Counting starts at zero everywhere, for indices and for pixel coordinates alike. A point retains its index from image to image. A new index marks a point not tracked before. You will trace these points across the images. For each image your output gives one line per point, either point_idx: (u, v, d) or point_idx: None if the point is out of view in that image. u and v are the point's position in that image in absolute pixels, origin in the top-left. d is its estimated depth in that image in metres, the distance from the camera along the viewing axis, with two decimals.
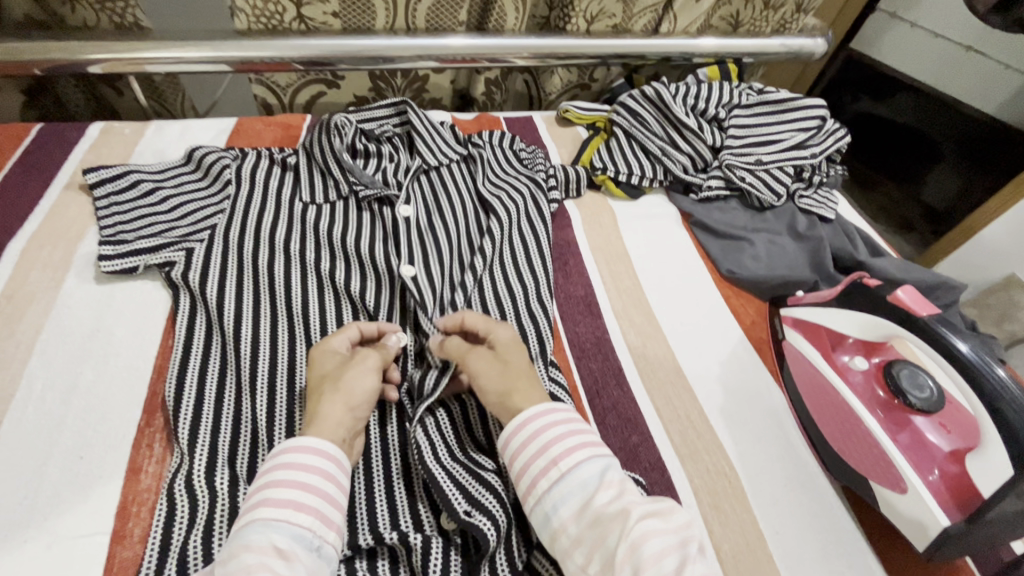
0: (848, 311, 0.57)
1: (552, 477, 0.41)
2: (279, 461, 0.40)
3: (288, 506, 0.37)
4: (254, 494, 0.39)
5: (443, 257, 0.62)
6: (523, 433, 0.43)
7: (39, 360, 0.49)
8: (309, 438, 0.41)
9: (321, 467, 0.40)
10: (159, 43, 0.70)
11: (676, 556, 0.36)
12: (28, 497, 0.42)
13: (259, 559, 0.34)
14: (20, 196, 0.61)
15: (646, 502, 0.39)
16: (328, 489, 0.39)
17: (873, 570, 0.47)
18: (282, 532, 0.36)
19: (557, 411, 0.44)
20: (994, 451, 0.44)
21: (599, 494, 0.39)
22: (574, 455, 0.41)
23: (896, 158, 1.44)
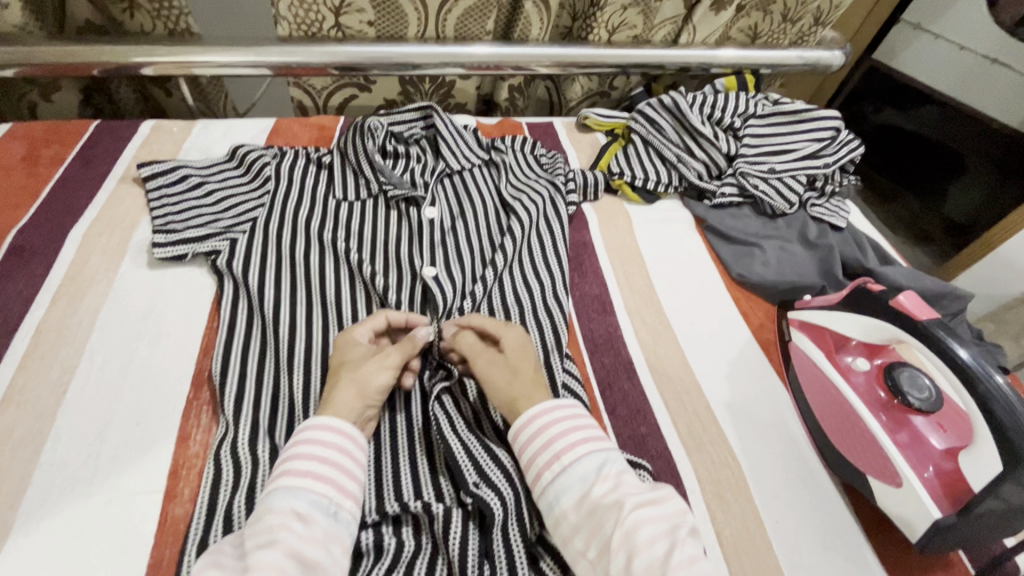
0: (853, 315, 0.58)
1: (554, 469, 0.44)
2: (300, 437, 0.44)
3: (308, 475, 0.41)
4: (277, 467, 0.42)
5: (466, 254, 0.66)
6: (530, 429, 0.46)
7: (99, 336, 0.54)
8: (325, 417, 0.45)
9: (337, 442, 0.43)
10: (207, 48, 0.75)
11: (666, 542, 0.39)
12: (91, 457, 0.47)
13: (281, 520, 0.38)
14: (79, 188, 0.67)
15: (641, 493, 0.42)
16: (343, 461, 0.43)
17: (869, 561, 0.50)
18: (302, 498, 0.40)
19: (560, 408, 0.47)
20: (985, 450, 0.46)
21: (596, 486, 0.42)
22: (575, 450, 0.44)
23: (916, 171, 1.44)
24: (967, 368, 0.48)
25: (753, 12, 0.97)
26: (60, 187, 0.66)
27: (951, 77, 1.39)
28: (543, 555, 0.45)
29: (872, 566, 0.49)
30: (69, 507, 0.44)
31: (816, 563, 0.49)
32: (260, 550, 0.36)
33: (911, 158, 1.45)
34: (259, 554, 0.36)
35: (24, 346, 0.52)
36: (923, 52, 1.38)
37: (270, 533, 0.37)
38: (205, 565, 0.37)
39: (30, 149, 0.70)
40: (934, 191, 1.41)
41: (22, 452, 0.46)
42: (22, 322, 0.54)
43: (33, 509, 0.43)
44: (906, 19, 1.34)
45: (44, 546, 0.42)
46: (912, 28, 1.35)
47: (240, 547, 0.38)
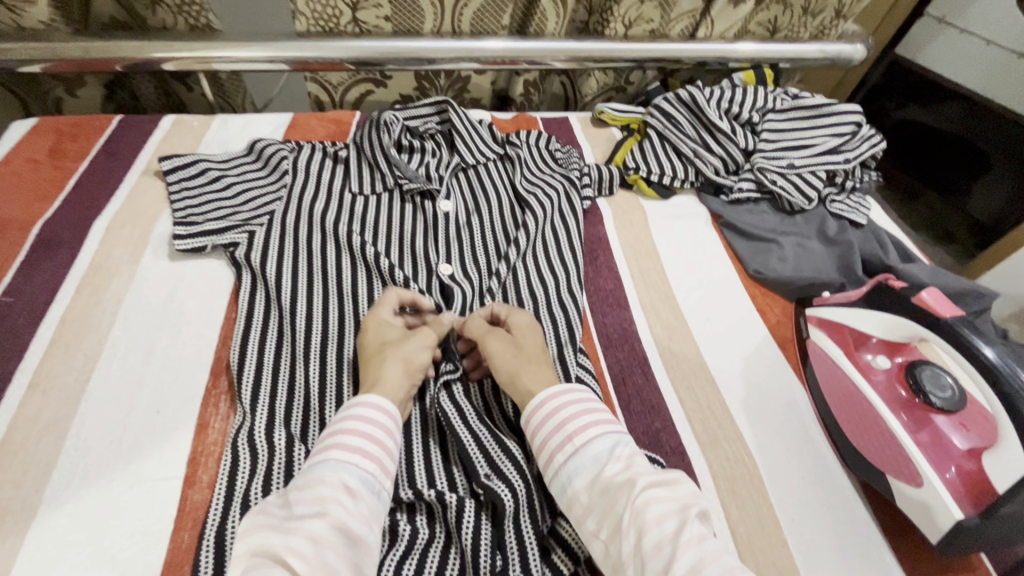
0: (875, 312, 0.57)
1: (566, 450, 0.44)
2: (349, 413, 0.45)
3: (357, 451, 0.42)
4: (322, 439, 0.44)
5: (480, 249, 0.66)
6: (543, 411, 0.46)
7: (122, 325, 0.55)
8: (374, 396, 0.46)
9: (384, 422, 0.45)
10: (225, 43, 0.76)
11: (677, 520, 0.39)
12: (113, 443, 0.48)
13: (332, 491, 0.39)
14: (102, 181, 0.68)
15: (651, 474, 0.42)
16: (389, 443, 0.44)
17: (887, 561, 0.49)
18: (351, 472, 0.41)
19: (571, 392, 0.47)
20: (1010, 447, 0.45)
21: (608, 466, 0.42)
22: (588, 431, 0.45)
23: (940, 171, 1.43)
24: (992, 366, 0.47)
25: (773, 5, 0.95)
26: (85, 180, 0.68)
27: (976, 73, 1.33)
28: (553, 547, 0.45)
29: (890, 567, 0.49)
30: (92, 491, 0.45)
31: (833, 562, 0.48)
32: (308, 519, 0.38)
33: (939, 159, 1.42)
34: (311, 524, 0.37)
35: (49, 334, 0.53)
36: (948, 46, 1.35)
37: (321, 502, 0.38)
38: (252, 528, 0.38)
39: (56, 143, 0.71)
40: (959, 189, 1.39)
41: (48, 436, 0.47)
42: (48, 310, 0.55)
43: (57, 492, 0.45)
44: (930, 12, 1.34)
45: (68, 528, 0.43)
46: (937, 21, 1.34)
47: (287, 511, 0.39)
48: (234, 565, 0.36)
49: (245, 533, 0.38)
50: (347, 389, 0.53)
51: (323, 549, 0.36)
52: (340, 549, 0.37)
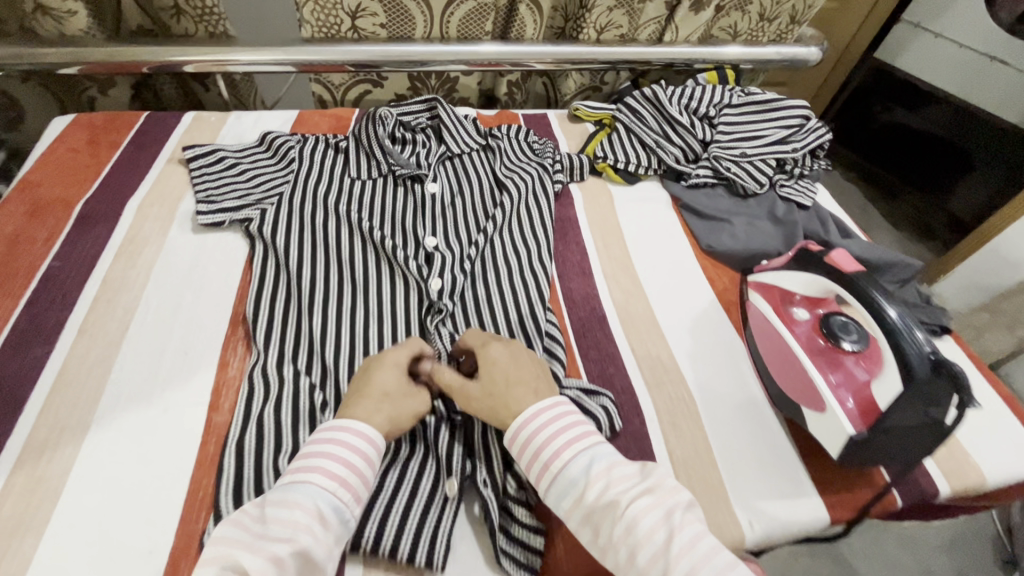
0: (799, 273, 0.65)
1: (548, 477, 0.48)
2: (336, 437, 0.46)
3: (337, 480, 0.44)
4: (303, 457, 0.45)
5: (462, 224, 0.76)
6: (517, 442, 0.49)
7: (153, 285, 0.65)
8: (358, 425, 0.47)
9: (366, 452, 0.46)
10: (239, 48, 0.86)
11: (664, 530, 0.42)
12: (148, 377, 0.57)
13: (306, 518, 0.41)
14: (134, 167, 0.78)
15: (630, 488, 0.45)
16: (366, 473, 0.46)
17: (801, 479, 0.58)
18: (326, 501, 0.43)
19: (536, 416, 0.49)
20: (891, 374, 0.54)
21: (588, 489, 0.45)
22: (563, 456, 0.47)
23: (933, 172, 1.71)
24: (894, 327, 0.55)
25: (733, 11, 1.05)
26: (118, 167, 0.78)
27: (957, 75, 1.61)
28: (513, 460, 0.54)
29: (804, 483, 0.58)
30: (133, 414, 0.54)
31: (755, 478, 0.58)
32: (277, 542, 0.40)
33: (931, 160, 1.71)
34: (278, 547, 0.39)
35: (94, 291, 0.63)
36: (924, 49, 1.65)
37: (293, 529, 0.40)
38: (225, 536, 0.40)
39: (93, 135, 0.81)
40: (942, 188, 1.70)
41: (95, 371, 0.57)
42: (92, 272, 0.65)
43: (105, 414, 0.54)
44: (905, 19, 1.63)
45: (114, 440, 0.53)
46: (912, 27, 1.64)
47: (261, 529, 0.41)
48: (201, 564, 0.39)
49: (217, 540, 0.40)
50: (343, 336, 0.62)
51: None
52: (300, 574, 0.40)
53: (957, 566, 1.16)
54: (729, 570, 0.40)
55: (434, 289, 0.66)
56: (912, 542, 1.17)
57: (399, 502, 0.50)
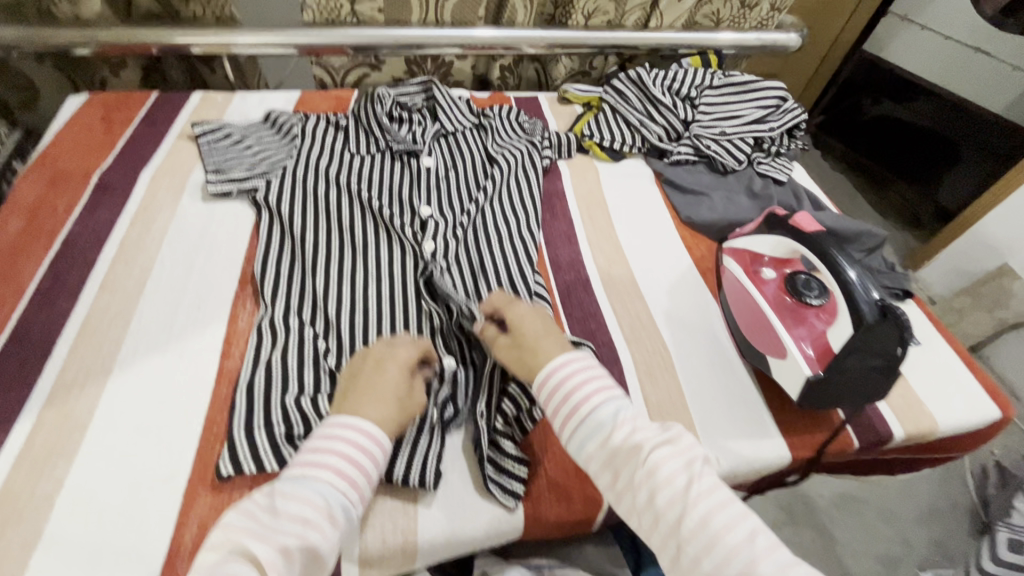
0: (769, 237, 0.71)
1: (575, 420, 0.51)
2: (348, 437, 0.48)
3: (346, 479, 0.46)
4: (314, 453, 0.48)
5: (455, 195, 0.80)
6: (549, 386, 0.53)
7: (167, 248, 0.70)
8: (368, 426, 0.49)
9: (375, 453, 0.49)
10: (244, 31, 0.90)
11: (684, 475, 0.46)
12: (166, 328, 0.62)
13: (316, 515, 0.44)
14: (146, 142, 0.83)
15: (655, 437, 0.49)
16: (373, 473, 0.49)
17: (765, 422, 0.63)
18: (336, 498, 0.45)
19: (569, 366, 0.53)
20: (844, 325, 0.59)
21: (615, 432, 0.49)
22: (592, 401, 0.51)
23: (919, 164, 1.74)
24: None
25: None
26: (131, 141, 0.83)
27: (939, 69, 1.68)
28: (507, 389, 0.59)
29: (768, 426, 0.63)
30: (152, 359, 0.59)
31: (722, 421, 0.63)
32: (287, 535, 0.42)
33: (920, 151, 1.73)
34: (288, 540, 0.42)
35: (113, 253, 0.68)
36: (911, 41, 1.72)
37: (304, 523, 0.43)
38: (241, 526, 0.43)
39: (106, 113, 0.86)
40: (931, 179, 1.72)
41: (117, 322, 0.62)
42: (110, 236, 0.70)
43: (126, 359, 0.59)
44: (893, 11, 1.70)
45: (136, 382, 0.57)
46: (900, 19, 1.70)
47: (271, 521, 0.43)
48: (211, 549, 0.42)
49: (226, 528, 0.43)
50: (344, 291, 0.67)
51: (291, 565, 0.42)
52: (304, 565, 0.43)
53: (934, 534, 1.21)
54: (740, 517, 0.44)
55: (427, 253, 0.71)
56: (890, 512, 1.22)
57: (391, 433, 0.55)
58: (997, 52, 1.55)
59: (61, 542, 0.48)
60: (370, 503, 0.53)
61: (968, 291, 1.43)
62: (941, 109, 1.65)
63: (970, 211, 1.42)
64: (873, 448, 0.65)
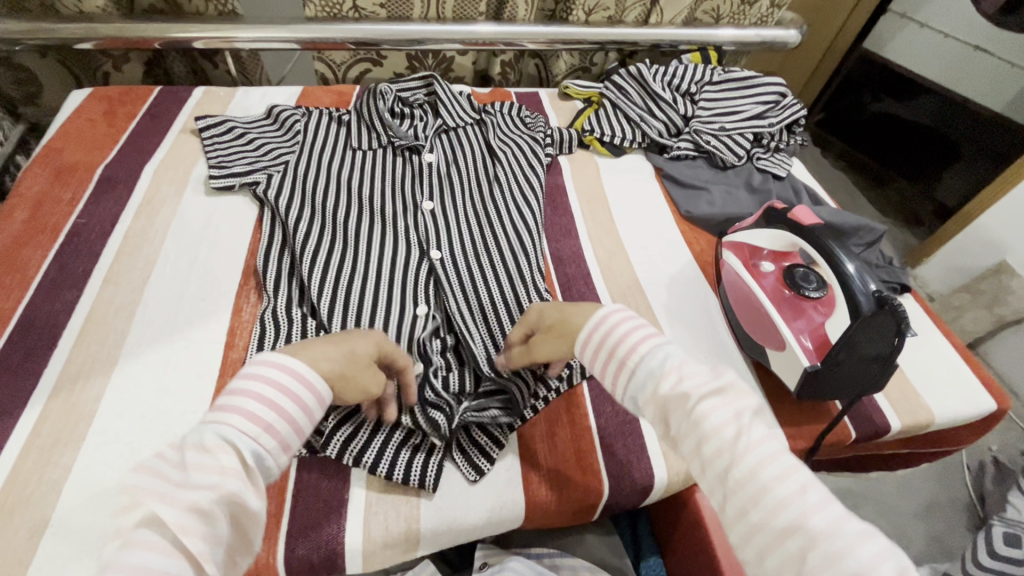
0: (766, 230, 0.71)
1: (624, 370, 0.50)
2: (267, 379, 0.44)
3: (262, 424, 0.42)
4: (224, 399, 0.43)
5: (457, 191, 0.81)
6: (596, 337, 0.52)
7: (171, 241, 0.70)
8: (292, 367, 0.45)
9: (298, 396, 0.45)
10: (246, 26, 0.91)
11: (732, 426, 0.43)
12: (171, 319, 0.63)
13: (228, 463, 0.40)
14: (149, 136, 0.83)
15: (706, 385, 0.46)
16: (295, 418, 0.44)
17: (764, 413, 0.64)
18: (251, 445, 0.41)
19: (618, 318, 0.52)
20: (841, 315, 0.60)
21: (663, 381, 0.47)
22: (640, 351, 0.50)
23: (918, 163, 1.77)
24: (848, 276, 0.60)
25: None
26: (135, 135, 0.83)
27: (940, 65, 1.68)
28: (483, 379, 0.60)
29: (767, 416, 0.64)
30: (157, 349, 0.60)
31: None
32: (199, 489, 0.38)
33: (919, 149, 1.76)
34: (200, 494, 0.38)
35: (118, 245, 0.69)
36: (909, 38, 1.71)
37: (216, 473, 0.39)
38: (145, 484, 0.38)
39: (110, 107, 0.86)
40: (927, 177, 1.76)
41: (121, 313, 0.62)
42: (114, 228, 0.70)
43: (131, 350, 0.60)
44: (892, 10, 1.69)
45: (141, 372, 0.58)
46: (900, 17, 1.69)
47: (180, 477, 0.39)
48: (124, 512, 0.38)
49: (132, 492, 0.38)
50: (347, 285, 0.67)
51: (212, 520, 0.38)
52: (228, 517, 0.39)
53: (933, 529, 1.21)
54: (792, 469, 0.41)
55: (434, 259, 0.70)
56: (887, 506, 1.23)
57: (392, 443, 0.55)
58: (996, 50, 1.55)
59: (68, 528, 0.48)
60: (375, 492, 0.54)
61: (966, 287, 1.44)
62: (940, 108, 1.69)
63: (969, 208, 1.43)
64: (871, 439, 0.66)
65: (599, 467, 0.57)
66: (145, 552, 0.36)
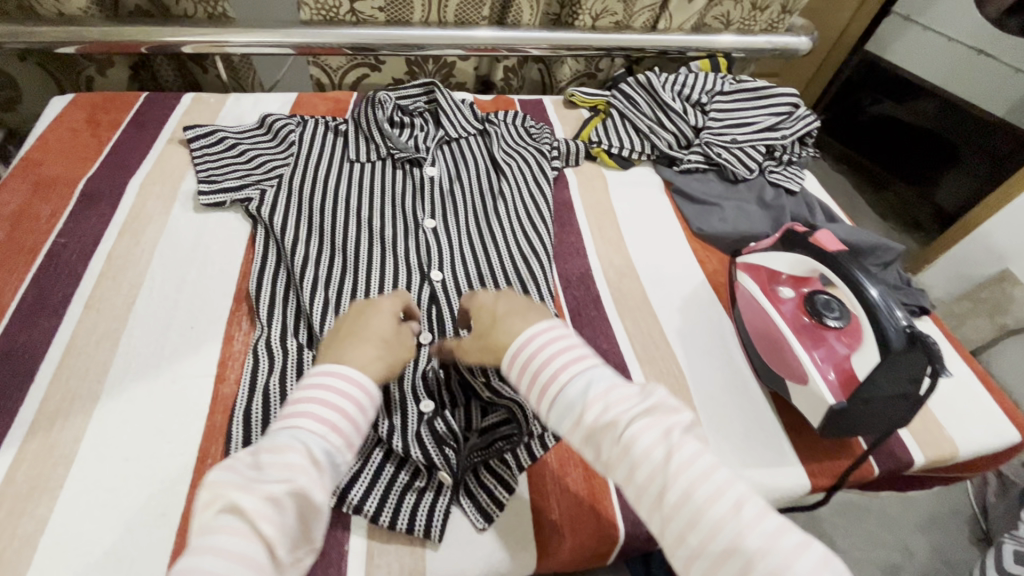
0: (784, 253, 0.68)
1: (546, 400, 0.46)
2: (324, 383, 0.45)
3: (327, 425, 0.42)
4: (289, 406, 0.44)
5: (460, 208, 0.77)
6: (516, 364, 0.47)
7: (158, 262, 0.66)
8: (346, 368, 0.46)
9: (358, 398, 0.45)
10: (238, 30, 0.86)
11: (664, 448, 0.41)
12: (158, 349, 0.59)
13: (300, 460, 0.39)
14: (134, 147, 0.79)
15: (632, 406, 0.43)
16: (358, 418, 0.44)
17: (784, 448, 0.61)
18: (318, 444, 0.41)
19: (536, 339, 0.48)
20: (869, 348, 0.57)
21: (586, 411, 0.43)
22: (562, 379, 0.45)
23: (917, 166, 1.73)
24: (874, 304, 0.57)
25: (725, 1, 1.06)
26: (120, 145, 0.79)
27: (941, 70, 1.68)
28: (491, 410, 0.57)
29: (786, 451, 0.61)
30: (143, 383, 0.56)
31: (740, 447, 0.61)
32: (274, 482, 0.38)
33: (922, 152, 1.71)
34: (275, 486, 0.38)
35: (100, 267, 0.64)
36: (911, 43, 1.69)
37: (288, 472, 0.39)
38: (217, 481, 0.38)
39: (92, 115, 0.82)
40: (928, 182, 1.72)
41: (104, 343, 0.58)
42: (96, 249, 0.66)
43: (114, 384, 0.56)
44: (897, 12, 1.64)
45: (125, 409, 0.54)
46: (903, 19, 1.66)
47: (253, 475, 0.38)
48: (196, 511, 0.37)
49: (209, 485, 0.38)
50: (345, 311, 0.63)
51: (282, 510, 0.38)
52: (298, 510, 0.39)
53: (933, 542, 1.19)
54: (726, 485, 0.40)
55: (436, 282, 0.67)
56: (891, 521, 1.21)
57: (398, 486, 0.52)
58: (1002, 55, 1.55)
59: None
60: (377, 541, 0.50)
61: (970, 296, 1.41)
62: (942, 108, 1.67)
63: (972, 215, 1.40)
64: (892, 473, 0.63)
65: (614, 509, 0.54)
66: (228, 538, 0.36)
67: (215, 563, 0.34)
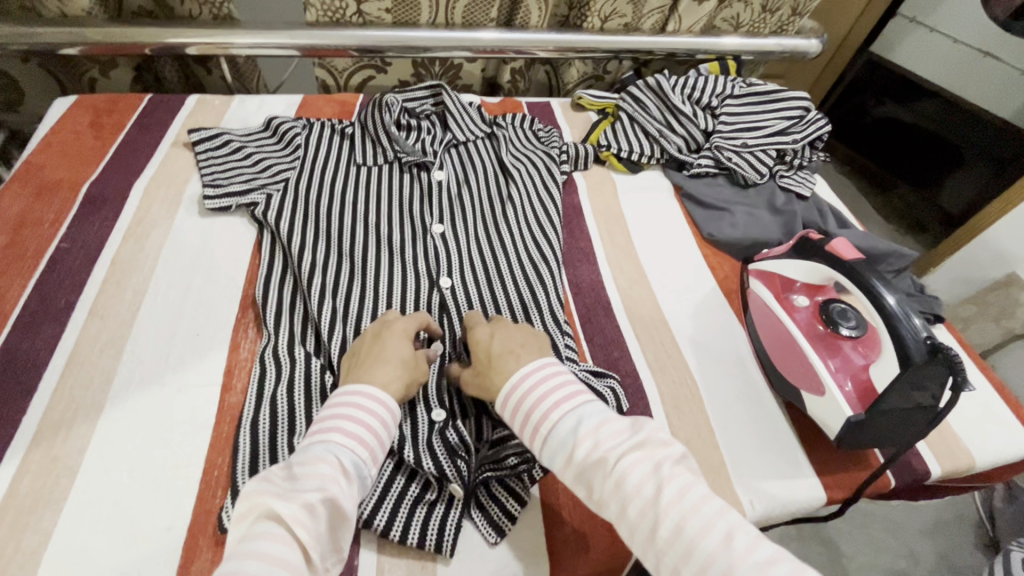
0: (799, 261, 0.67)
1: (539, 438, 0.47)
2: (350, 400, 0.47)
3: (354, 438, 0.45)
4: (318, 422, 0.46)
5: (469, 213, 0.76)
6: (511, 402, 0.49)
7: (163, 268, 0.65)
8: (370, 387, 0.49)
9: (381, 414, 0.47)
10: (243, 31, 0.85)
11: (653, 482, 0.41)
12: (163, 357, 0.58)
13: (331, 470, 0.42)
14: (138, 149, 0.78)
15: (620, 443, 0.44)
16: (382, 433, 0.47)
17: (800, 459, 0.61)
18: (347, 455, 0.43)
19: (530, 376, 0.49)
20: (888, 358, 0.56)
21: (577, 448, 0.45)
22: (554, 417, 0.47)
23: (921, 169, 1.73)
24: (892, 314, 0.56)
25: (735, 3, 1.05)
26: (123, 148, 0.78)
27: (949, 70, 1.64)
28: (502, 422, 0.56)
29: (801, 463, 0.60)
30: (149, 392, 0.55)
31: (755, 458, 0.60)
32: (309, 491, 0.40)
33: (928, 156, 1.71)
34: (310, 494, 0.40)
35: (103, 273, 0.63)
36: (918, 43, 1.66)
37: (320, 479, 0.41)
38: (254, 490, 0.40)
39: (95, 117, 0.81)
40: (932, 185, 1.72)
41: (108, 351, 0.57)
42: (100, 254, 0.65)
43: (119, 393, 0.55)
44: (903, 14, 1.62)
45: (130, 419, 0.53)
46: (909, 21, 1.63)
47: (288, 485, 0.40)
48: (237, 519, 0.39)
49: (248, 495, 0.39)
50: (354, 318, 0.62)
51: (316, 516, 0.39)
52: (330, 517, 0.40)
53: (940, 547, 1.18)
54: (717, 517, 0.40)
55: (445, 288, 0.66)
56: (896, 526, 1.20)
57: (408, 498, 0.51)
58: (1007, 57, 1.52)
59: None
60: (388, 556, 0.49)
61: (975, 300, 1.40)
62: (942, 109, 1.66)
63: (978, 218, 1.39)
64: (908, 484, 0.62)
65: None
66: (268, 542, 0.37)
67: (257, 564, 0.36)
